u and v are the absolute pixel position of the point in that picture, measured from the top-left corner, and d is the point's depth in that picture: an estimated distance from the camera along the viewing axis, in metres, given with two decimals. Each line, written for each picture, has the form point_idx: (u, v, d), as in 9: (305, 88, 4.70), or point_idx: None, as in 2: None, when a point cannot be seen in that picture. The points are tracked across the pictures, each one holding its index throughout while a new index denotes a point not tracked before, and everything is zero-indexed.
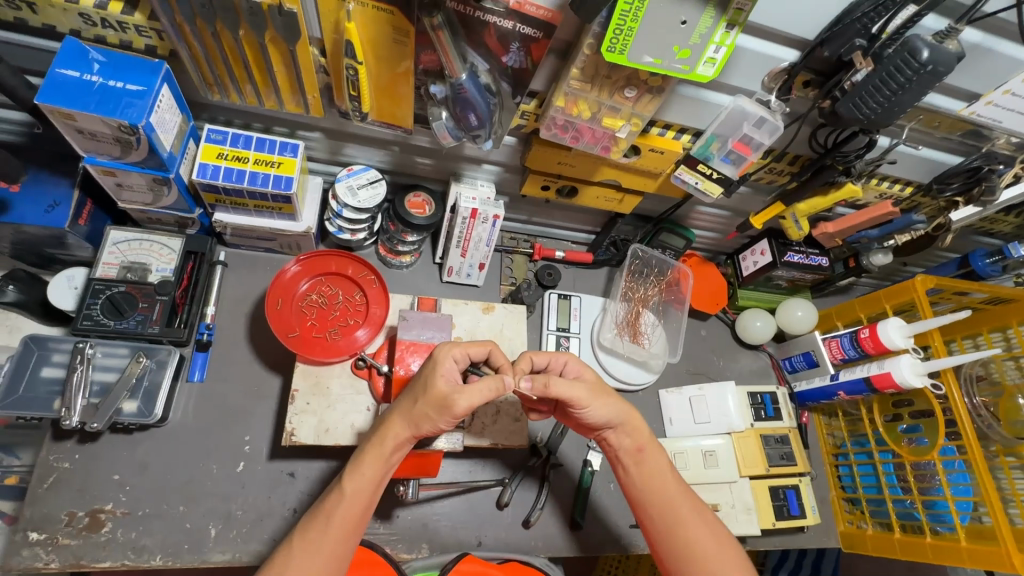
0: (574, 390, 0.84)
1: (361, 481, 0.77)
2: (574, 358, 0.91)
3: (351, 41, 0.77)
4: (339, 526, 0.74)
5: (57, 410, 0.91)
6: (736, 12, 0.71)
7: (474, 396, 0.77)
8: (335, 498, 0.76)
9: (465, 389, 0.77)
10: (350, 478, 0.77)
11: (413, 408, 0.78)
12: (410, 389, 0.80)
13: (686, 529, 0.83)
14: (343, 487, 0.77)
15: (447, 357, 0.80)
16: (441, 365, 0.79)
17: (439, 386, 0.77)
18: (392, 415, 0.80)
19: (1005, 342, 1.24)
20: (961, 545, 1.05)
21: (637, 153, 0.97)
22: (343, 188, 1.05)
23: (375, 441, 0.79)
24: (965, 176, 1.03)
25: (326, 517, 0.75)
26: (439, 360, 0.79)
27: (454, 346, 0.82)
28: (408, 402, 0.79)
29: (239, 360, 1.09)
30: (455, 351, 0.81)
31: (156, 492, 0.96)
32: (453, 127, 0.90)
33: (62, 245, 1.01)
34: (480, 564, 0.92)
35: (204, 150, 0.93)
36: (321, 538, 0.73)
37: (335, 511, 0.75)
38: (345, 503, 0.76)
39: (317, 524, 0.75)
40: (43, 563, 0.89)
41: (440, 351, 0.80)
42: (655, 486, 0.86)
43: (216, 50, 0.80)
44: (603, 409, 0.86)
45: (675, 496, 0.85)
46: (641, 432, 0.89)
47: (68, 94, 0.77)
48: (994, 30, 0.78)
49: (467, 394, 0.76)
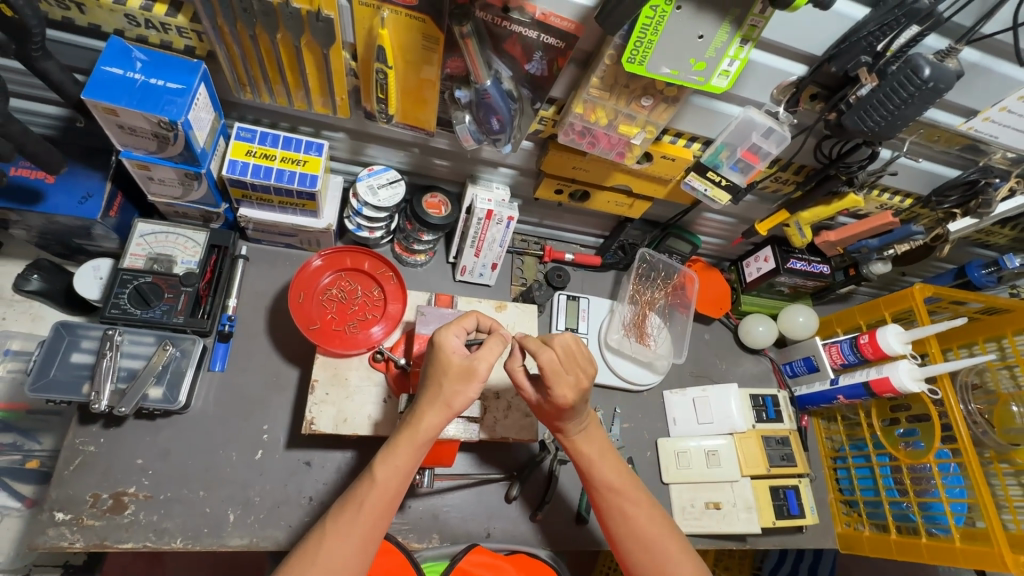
0: (528, 395, 0.91)
1: (392, 471, 0.80)
2: (558, 397, 0.84)
3: (383, 47, 0.81)
4: (369, 512, 0.78)
5: (85, 394, 0.94)
6: (750, 28, 0.75)
7: (489, 357, 0.82)
8: (367, 487, 0.80)
9: (480, 355, 0.82)
10: (381, 466, 0.80)
11: (440, 391, 0.81)
12: (428, 376, 0.82)
13: (629, 514, 0.89)
14: (375, 475, 0.80)
15: (450, 342, 0.82)
16: (448, 344, 0.81)
17: (457, 363, 0.81)
18: (420, 405, 0.81)
19: (999, 351, 1.28)
20: (956, 546, 1.09)
21: (649, 160, 1.02)
22: (364, 187, 1.08)
23: (407, 430, 0.80)
24: (963, 188, 1.07)
25: (358, 503, 0.79)
26: (443, 345, 0.81)
27: (451, 327, 0.84)
28: (431, 388, 0.81)
29: (259, 351, 1.12)
30: (454, 330, 0.84)
31: (178, 477, 0.99)
32: (475, 130, 0.94)
33: (91, 236, 1.04)
34: (491, 556, 0.97)
35: (233, 147, 0.97)
36: (353, 522, 0.77)
37: (366, 498, 0.79)
38: (376, 492, 0.79)
39: (348, 511, 0.78)
40: (68, 543, 0.91)
41: (443, 337, 0.82)
42: (596, 481, 0.92)
43: (254, 52, 0.84)
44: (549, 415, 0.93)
45: (616, 487, 0.91)
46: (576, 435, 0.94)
47: (112, 90, 0.81)
48: (991, 50, 0.83)
49: (483, 358, 0.82)
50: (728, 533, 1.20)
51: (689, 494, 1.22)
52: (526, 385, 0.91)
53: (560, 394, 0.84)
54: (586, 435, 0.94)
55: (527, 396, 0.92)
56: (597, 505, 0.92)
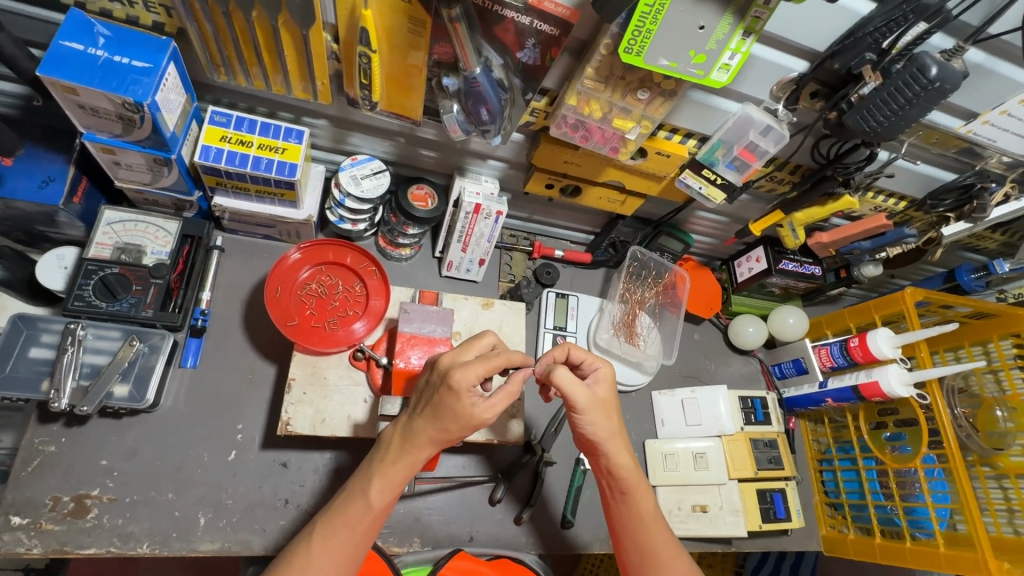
0: (581, 393, 0.83)
1: (387, 493, 0.77)
2: (605, 370, 0.87)
3: (366, 29, 0.76)
4: (362, 535, 0.76)
5: (44, 392, 0.89)
6: (754, 20, 0.72)
7: (497, 406, 0.77)
8: (360, 506, 0.77)
9: (491, 405, 0.77)
10: (377, 487, 0.77)
11: (441, 432, 0.77)
12: (434, 409, 0.76)
13: (660, 565, 0.84)
14: (371, 497, 0.77)
15: (465, 387, 0.74)
16: (465, 394, 0.74)
17: (467, 411, 0.75)
18: (419, 435, 0.77)
19: (986, 355, 1.28)
20: (939, 551, 1.08)
21: (644, 156, 0.98)
22: (347, 177, 1.04)
23: (403, 458, 0.78)
24: (958, 193, 1.06)
25: (349, 521, 0.76)
26: (459, 392, 0.74)
27: (469, 367, 0.75)
28: (435, 424, 0.76)
29: (233, 346, 1.07)
30: (474, 370, 0.75)
31: (145, 478, 0.95)
32: (463, 120, 0.90)
33: (54, 223, 0.98)
34: (474, 561, 0.94)
35: (207, 132, 0.91)
36: (344, 542, 0.75)
37: (359, 520, 0.76)
38: (371, 514, 0.77)
39: (340, 529, 0.75)
40: (25, 549, 0.87)
41: (460, 383, 0.74)
42: (635, 512, 0.87)
43: (227, 31, 0.78)
44: (601, 427, 0.85)
45: (654, 529, 0.86)
46: (625, 469, 0.86)
47: (71, 67, 0.75)
48: (996, 51, 0.80)
49: (491, 409, 0.77)
50: (713, 537, 1.18)
51: (675, 496, 1.20)
52: (576, 381, 0.82)
53: (607, 366, 0.88)
54: (636, 471, 0.87)
55: (582, 394, 0.82)
56: (630, 536, 0.87)
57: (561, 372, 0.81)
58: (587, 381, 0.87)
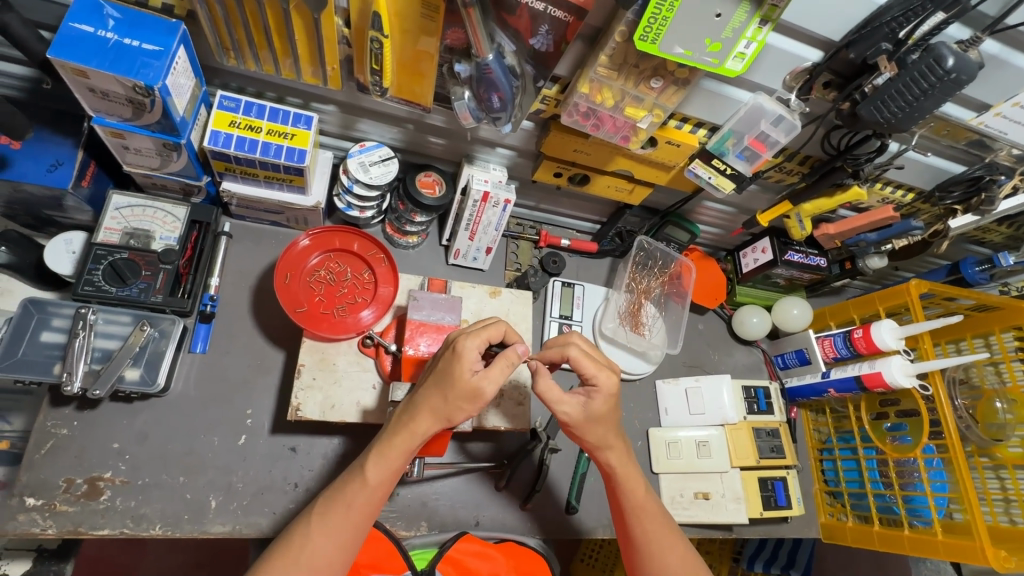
0: (569, 408, 0.85)
1: (385, 471, 0.78)
2: (606, 383, 0.84)
3: (379, 14, 0.75)
4: (360, 512, 0.76)
5: (56, 375, 0.90)
6: (771, 8, 0.71)
7: (497, 378, 0.78)
8: (356, 486, 0.77)
9: (490, 375, 0.77)
10: (373, 466, 0.77)
11: (444, 404, 0.77)
12: (434, 378, 0.78)
13: (656, 553, 0.87)
14: (367, 474, 0.77)
15: (468, 351, 0.77)
16: (466, 358, 0.76)
17: (468, 380, 0.76)
18: (419, 408, 0.78)
19: (987, 347, 1.29)
20: (936, 539, 1.09)
21: (654, 145, 0.98)
22: (355, 163, 1.03)
23: (402, 432, 0.78)
24: (966, 185, 1.07)
25: (347, 500, 0.76)
26: (462, 355, 0.77)
27: (474, 337, 0.78)
28: (435, 397, 0.77)
29: (242, 332, 1.07)
30: (477, 341, 0.78)
31: (157, 462, 0.96)
32: (475, 107, 0.89)
33: (62, 207, 0.98)
34: (481, 543, 0.95)
35: (216, 117, 0.91)
36: (342, 521, 0.75)
37: (355, 497, 0.76)
38: (366, 492, 0.77)
39: (338, 508, 0.76)
40: (39, 529, 0.88)
41: (463, 347, 0.77)
42: (627, 504, 0.89)
43: (238, 14, 0.78)
44: (591, 435, 0.87)
45: (648, 521, 0.88)
46: (616, 466, 0.89)
47: (80, 49, 0.74)
48: (1011, 42, 0.80)
49: (489, 379, 0.77)
50: (714, 523, 1.20)
51: (677, 484, 1.22)
52: (562, 398, 0.84)
53: (607, 380, 0.84)
54: (627, 466, 0.90)
55: (565, 412, 0.85)
56: (626, 527, 0.90)
57: (545, 384, 0.84)
58: (583, 394, 0.86)
